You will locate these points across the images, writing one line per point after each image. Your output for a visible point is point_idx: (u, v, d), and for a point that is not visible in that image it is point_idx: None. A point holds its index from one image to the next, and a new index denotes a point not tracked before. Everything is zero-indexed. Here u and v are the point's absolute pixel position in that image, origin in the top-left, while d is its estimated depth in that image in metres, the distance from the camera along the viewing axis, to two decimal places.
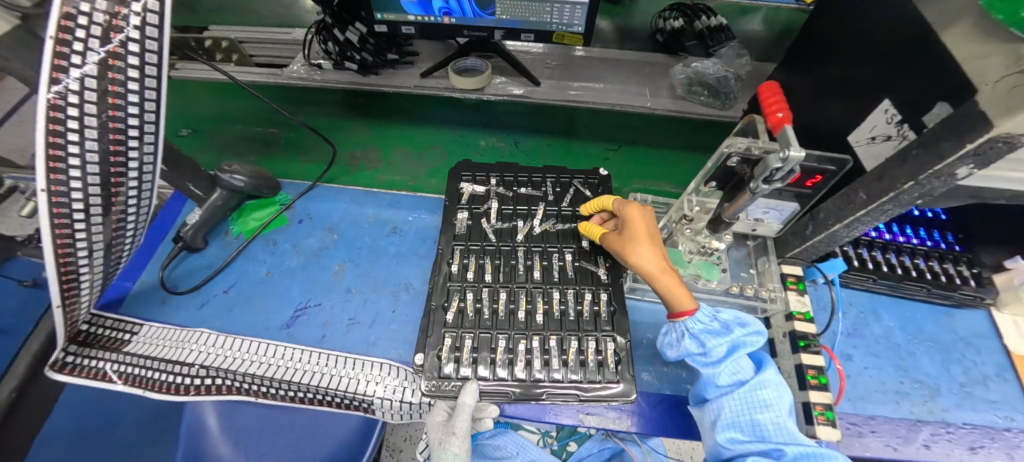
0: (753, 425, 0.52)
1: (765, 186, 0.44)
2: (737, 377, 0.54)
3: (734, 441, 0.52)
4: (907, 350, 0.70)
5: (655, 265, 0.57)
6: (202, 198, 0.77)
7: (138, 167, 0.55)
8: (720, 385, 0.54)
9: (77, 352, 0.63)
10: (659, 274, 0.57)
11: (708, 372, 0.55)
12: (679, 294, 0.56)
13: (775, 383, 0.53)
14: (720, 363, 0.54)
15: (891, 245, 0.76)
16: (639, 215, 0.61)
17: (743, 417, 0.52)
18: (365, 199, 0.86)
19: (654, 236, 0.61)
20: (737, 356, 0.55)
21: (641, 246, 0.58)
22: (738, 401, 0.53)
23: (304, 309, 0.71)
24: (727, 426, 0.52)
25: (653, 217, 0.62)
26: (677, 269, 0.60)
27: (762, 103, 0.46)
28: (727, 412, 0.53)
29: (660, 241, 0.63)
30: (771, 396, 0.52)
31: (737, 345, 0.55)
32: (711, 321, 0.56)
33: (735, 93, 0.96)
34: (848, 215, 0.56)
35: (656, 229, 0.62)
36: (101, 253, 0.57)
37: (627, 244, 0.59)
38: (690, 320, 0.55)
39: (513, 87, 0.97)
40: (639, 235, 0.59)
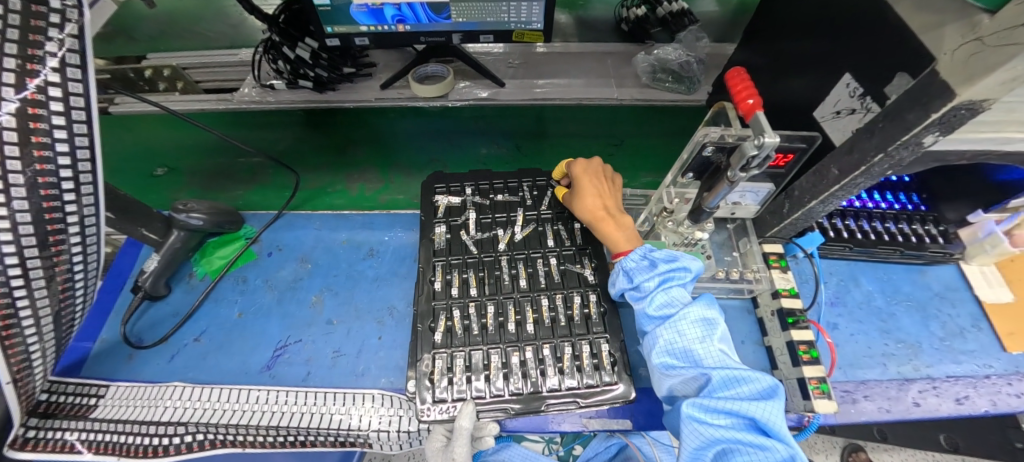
0: (684, 351, 0.52)
1: (742, 174, 0.44)
2: (669, 308, 0.55)
3: (669, 368, 0.52)
4: (888, 312, 0.72)
5: (592, 214, 0.64)
6: (159, 242, 0.71)
7: (79, 221, 0.49)
8: (652, 316, 0.55)
9: (39, 425, 0.59)
10: (596, 221, 0.63)
11: (641, 305, 0.56)
12: (612, 238, 0.61)
13: (701, 313, 0.53)
14: (652, 295, 0.55)
15: (862, 212, 0.78)
16: (587, 170, 0.68)
17: (676, 344, 0.53)
18: (337, 222, 0.82)
19: (602, 187, 0.66)
20: (669, 287, 0.55)
21: (581, 198, 0.65)
22: (670, 330, 0.53)
23: (285, 347, 0.67)
24: (662, 354, 0.53)
25: (602, 169, 0.69)
26: (621, 215, 0.65)
27: (731, 90, 0.45)
28: (660, 341, 0.54)
29: (613, 193, 0.68)
30: (698, 324, 0.52)
31: (668, 277, 0.56)
32: (641, 259, 0.58)
33: (699, 76, 0.96)
34: (822, 191, 0.56)
35: (606, 181, 0.67)
36: (50, 321, 0.52)
37: (573, 198, 0.67)
38: (623, 259, 0.59)
39: (477, 90, 0.95)
40: (581, 188, 0.66)
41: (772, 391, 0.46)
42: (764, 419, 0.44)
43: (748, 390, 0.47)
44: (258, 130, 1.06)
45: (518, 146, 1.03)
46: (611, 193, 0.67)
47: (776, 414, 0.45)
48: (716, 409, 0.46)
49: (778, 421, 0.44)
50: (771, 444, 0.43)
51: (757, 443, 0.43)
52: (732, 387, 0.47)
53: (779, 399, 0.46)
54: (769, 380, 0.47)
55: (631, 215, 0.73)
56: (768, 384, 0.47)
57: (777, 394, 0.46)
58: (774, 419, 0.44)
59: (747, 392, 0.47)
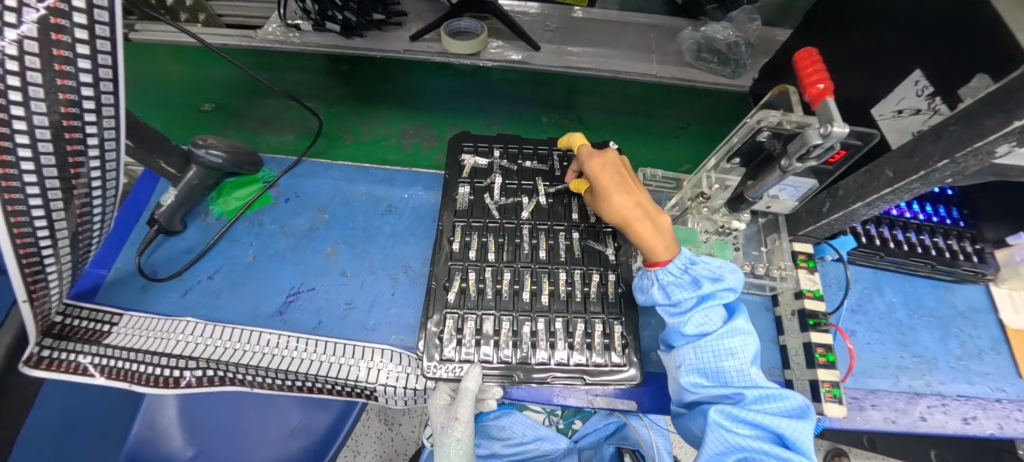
0: (716, 370, 0.52)
1: (799, 164, 0.41)
2: (705, 327, 0.53)
3: (696, 386, 0.52)
4: (908, 325, 0.70)
5: (624, 215, 0.57)
6: (177, 177, 0.70)
7: (99, 145, 0.48)
8: (687, 334, 0.53)
9: (53, 346, 0.59)
10: (629, 224, 0.56)
11: (677, 322, 0.54)
12: (650, 245, 0.55)
13: (742, 332, 0.52)
14: (689, 314, 0.53)
15: (899, 221, 0.75)
16: (604, 164, 0.61)
17: (707, 364, 0.52)
18: (356, 175, 0.80)
19: (630, 183, 0.59)
20: (707, 307, 0.53)
21: (610, 198, 0.58)
22: (704, 349, 0.52)
23: (297, 293, 0.67)
24: (690, 372, 0.53)
25: (618, 162, 0.62)
26: (658, 214, 0.57)
27: (798, 72, 0.41)
28: (691, 359, 0.53)
29: (640, 188, 0.60)
30: (737, 344, 0.51)
31: (709, 296, 0.53)
32: (681, 273, 0.54)
33: (745, 60, 0.91)
34: (870, 193, 0.53)
35: (632, 176, 0.60)
36: (67, 245, 0.52)
37: (599, 201, 0.60)
38: (660, 271, 0.54)
39: (510, 52, 0.91)
40: (607, 187, 0.59)
41: (802, 411, 0.48)
42: (791, 436, 0.47)
43: (779, 408, 0.49)
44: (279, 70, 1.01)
45: (579, 117, 1.01)
46: (640, 189, 0.60)
47: (805, 433, 0.47)
48: (744, 420, 0.49)
49: (805, 439, 0.47)
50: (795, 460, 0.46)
51: (779, 455, 0.47)
52: (761, 403, 0.50)
53: (810, 420, 0.48)
54: (801, 400, 0.49)
55: (660, 198, 0.70)
56: (800, 405, 0.48)
57: (807, 414, 0.48)
58: (801, 438, 0.47)
59: (776, 409, 0.49)
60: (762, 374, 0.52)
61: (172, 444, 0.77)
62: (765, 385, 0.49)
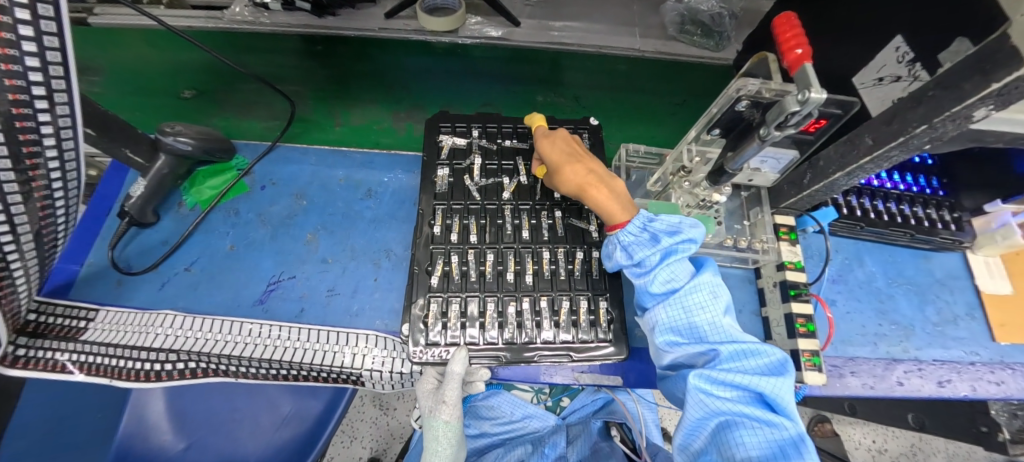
0: (688, 328, 0.52)
1: (777, 132, 0.41)
2: (672, 282, 0.53)
3: (672, 345, 0.52)
4: (887, 294, 0.72)
5: (578, 184, 0.57)
6: (146, 167, 0.68)
7: (55, 133, 0.46)
8: (654, 293, 0.54)
9: (29, 344, 0.58)
10: (585, 192, 0.57)
11: (643, 281, 0.54)
12: (607, 208, 0.56)
13: (710, 285, 0.52)
14: (654, 271, 0.53)
15: (880, 191, 0.75)
16: (552, 140, 0.60)
17: (678, 321, 0.52)
18: (334, 159, 0.78)
19: (579, 151, 0.60)
20: (671, 262, 0.53)
21: (560, 168, 0.58)
22: (674, 306, 0.52)
23: (278, 282, 0.66)
24: (665, 331, 0.53)
25: (567, 136, 0.62)
26: (610, 178, 0.58)
27: (778, 39, 0.40)
28: (663, 318, 0.53)
29: (591, 155, 0.61)
30: (706, 297, 0.52)
31: (672, 251, 0.54)
32: (641, 232, 0.55)
33: (729, 32, 0.90)
34: (850, 163, 0.53)
35: (580, 144, 0.61)
36: (31, 241, 0.50)
37: (550, 172, 0.60)
38: (622, 233, 0.55)
39: (490, 29, 0.88)
40: (558, 157, 0.59)
41: (782, 366, 0.47)
42: (772, 395, 0.45)
43: (757, 365, 0.48)
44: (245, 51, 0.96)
45: (576, 97, 0.98)
46: (589, 155, 0.61)
47: (785, 389, 0.45)
48: (721, 380, 0.48)
49: (787, 397, 0.45)
50: (778, 421, 0.44)
51: (762, 417, 0.45)
52: (739, 361, 0.49)
53: (790, 375, 0.46)
54: (779, 355, 0.47)
55: (643, 174, 0.70)
56: (779, 360, 0.47)
57: (788, 369, 0.47)
58: (782, 395, 0.45)
59: (755, 366, 0.48)
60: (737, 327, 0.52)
61: (163, 437, 0.77)
62: (739, 340, 0.49)
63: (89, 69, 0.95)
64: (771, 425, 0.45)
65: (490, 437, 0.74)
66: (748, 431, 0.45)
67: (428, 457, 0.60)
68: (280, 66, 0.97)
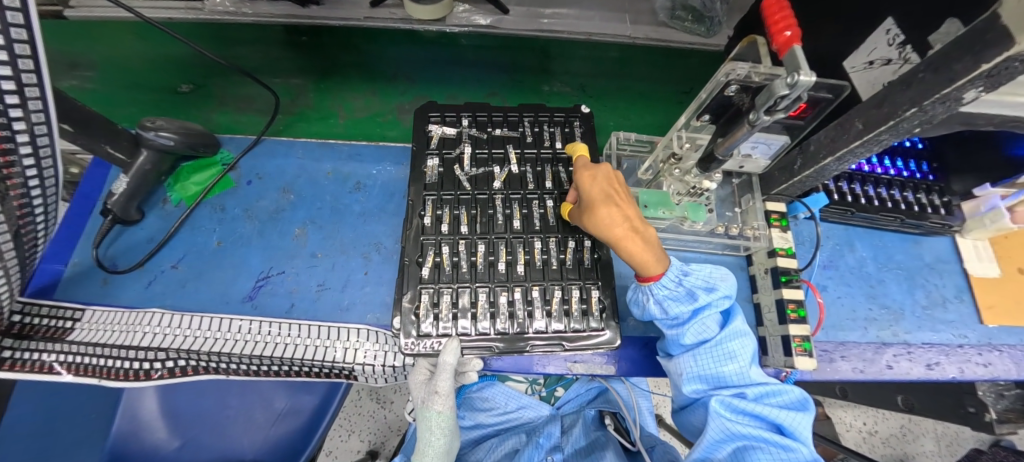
0: (715, 376, 0.53)
1: (767, 117, 0.40)
2: (704, 334, 0.53)
3: (697, 391, 0.54)
4: (877, 278, 0.72)
5: (615, 235, 0.52)
6: (128, 163, 0.66)
7: (29, 130, 0.45)
8: (686, 344, 0.54)
9: (14, 346, 0.57)
10: (619, 243, 0.52)
11: (675, 334, 0.54)
12: (643, 262, 0.53)
13: (741, 336, 0.53)
14: (687, 326, 0.53)
15: (870, 176, 0.75)
16: (594, 177, 0.56)
17: (708, 370, 0.53)
18: (322, 152, 0.76)
19: (619, 196, 0.54)
20: (704, 317, 0.53)
21: (597, 214, 0.53)
22: (704, 356, 0.53)
23: (267, 278, 0.65)
24: (692, 380, 0.54)
25: (610, 174, 0.56)
26: (647, 227, 0.54)
27: (767, 21, 0.40)
28: (692, 367, 0.53)
29: (629, 198, 0.56)
30: (736, 347, 0.52)
31: (707, 306, 0.53)
32: (676, 286, 0.54)
33: (721, 17, 0.89)
34: (841, 147, 0.52)
35: (621, 185, 0.55)
36: (10, 243, 0.49)
37: (584, 217, 0.55)
38: (655, 286, 0.54)
39: (478, 16, 0.87)
40: (597, 205, 0.53)
41: (801, 403, 0.52)
42: (790, 424, 0.50)
43: (777, 401, 0.52)
44: (228, 44, 0.95)
45: (582, 87, 0.98)
46: (628, 199, 0.56)
47: (804, 423, 0.51)
48: (744, 410, 0.51)
49: (802, 428, 0.51)
50: (794, 446, 0.49)
51: (779, 443, 0.50)
52: (761, 396, 0.53)
53: (807, 410, 0.51)
54: (799, 393, 0.52)
55: (634, 162, 0.69)
56: (798, 397, 0.52)
57: (804, 405, 0.52)
58: (799, 426, 0.50)
59: (775, 401, 0.52)
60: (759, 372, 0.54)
61: (157, 436, 0.77)
62: (764, 381, 0.52)
63: (79, 65, 0.92)
64: (786, 449, 0.50)
65: (485, 429, 0.74)
66: (765, 453, 0.49)
67: (422, 447, 0.60)
68: (278, 59, 0.94)
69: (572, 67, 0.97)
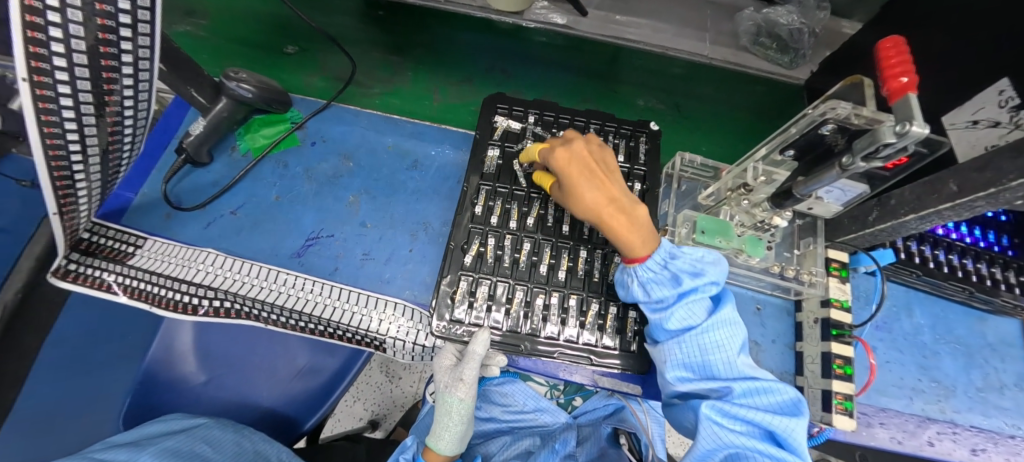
0: (701, 365, 0.51)
1: (863, 163, 0.38)
2: (689, 321, 0.51)
3: (682, 379, 0.51)
4: (932, 349, 0.67)
5: (597, 213, 0.52)
6: (207, 107, 0.69)
7: (134, 63, 0.47)
8: (670, 329, 0.51)
9: (80, 261, 0.60)
10: (604, 223, 0.52)
11: (658, 319, 0.51)
12: (627, 242, 0.52)
13: (727, 323, 0.50)
14: (672, 309, 0.51)
15: (943, 241, 0.70)
16: (570, 158, 0.54)
17: (693, 358, 0.50)
18: (385, 126, 0.78)
19: (600, 173, 0.54)
20: (690, 301, 0.51)
21: (580, 197, 0.53)
22: (690, 344, 0.50)
23: (317, 238, 0.67)
24: (675, 367, 0.51)
25: (586, 154, 0.55)
26: (633, 205, 0.53)
27: (879, 62, 0.37)
28: (677, 354, 0.51)
29: (612, 175, 0.55)
30: (723, 337, 0.50)
31: (693, 291, 0.51)
32: (660, 269, 0.53)
33: (806, 50, 0.85)
34: (926, 206, 0.49)
35: (597, 166, 0.54)
36: (97, 163, 0.52)
37: (565, 195, 0.55)
38: (639, 268, 0.52)
39: (555, 15, 0.87)
40: (575, 181, 0.53)
41: (795, 405, 0.47)
42: (784, 434, 0.46)
43: (768, 402, 0.48)
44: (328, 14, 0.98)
45: (676, 104, 0.94)
46: (611, 177, 0.55)
47: (799, 430, 0.46)
48: (735, 416, 0.48)
49: (797, 436, 0.46)
50: (787, 459, 0.46)
51: (772, 454, 0.46)
52: (752, 397, 0.49)
53: (802, 415, 0.47)
54: (794, 395, 0.47)
55: (693, 186, 0.67)
56: (792, 399, 0.48)
57: (800, 408, 0.47)
58: (794, 436, 0.46)
59: (768, 403, 0.48)
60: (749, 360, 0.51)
61: (186, 368, 0.79)
62: (755, 379, 0.48)
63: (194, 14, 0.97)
64: (779, 461, 0.46)
65: (498, 423, 0.75)
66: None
67: (439, 430, 0.61)
68: (376, 36, 0.96)
69: (654, 84, 0.96)
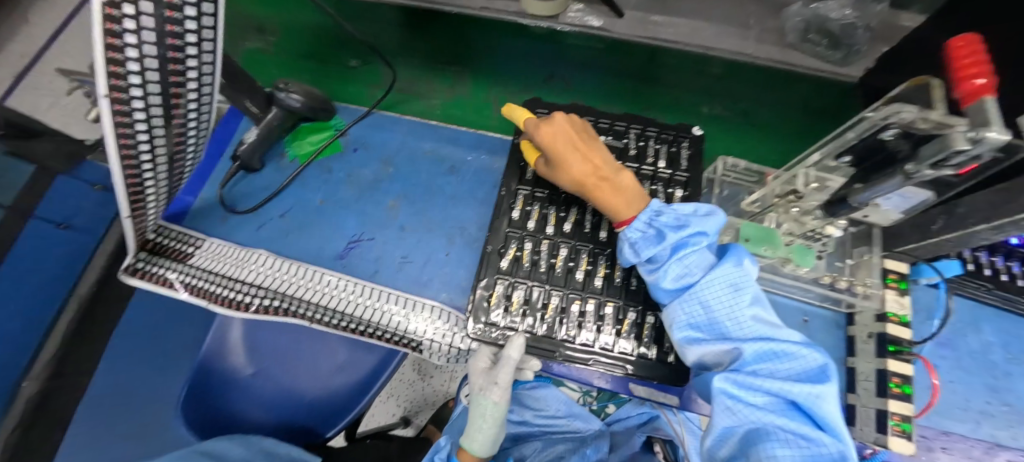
0: (710, 322, 0.50)
1: (929, 171, 0.36)
2: (687, 278, 0.51)
3: (692, 341, 0.50)
4: (1003, 370, 0.62)
5: (583, 184, 0.55)
6: (259, 117, 0.73)
7: (197, 77, 0.51)
8: (668, 290, 0.51)
9: (147, 260, 0.64)
10: (588, 190, 0.55)
11: (656, 278, 0.52)
12: (614, 206, 0.54)
13: (730, 278, 0.49)
14: (666, 267, 0.51)
15: (1019, 251, 0.64)
16: (552, 132, 0.56)
17: (699, 317, 0.50)
18: (423, 132, 0.80)
19: (582, 144, 0.56)
20: (684, 256, 0.51)
21: (563, 169, 0.55)
22: (689, 303, 0.50)
23: (358, 241, 0.70)
24: (683, 327, 0.51)
25: (567, 126, 0.57)
26: (617, 172, 0.55)
27: (952, 65, 0.35)
28: (680, 315, 0.51)
29: (595, 145, 0.57)
30: (725, 291, 0.49)
31: (682, 244, 0.51)
32: (646, 227, 0.53)
33: (861, 45, 0.81)
34: (1002, 216, 0.45)
35: (577, 137, 0.56)
36: (164, 168, 0.56)
37: (552, 168, 0.57)
38: (627, 230, 0.53)
39: (592, 18, 0.86)
40: (560, 153, 0.55)
41: (821, 373, 0.44)
42: (809, 403, 0.43)
43: (789, 370, 0.46)
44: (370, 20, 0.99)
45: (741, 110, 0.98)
46: (593, 147, 0.57)
47: (824, 399, 0.43)
48: (754, 387, 0.45)
49: (824, 407, 0.43)
50: (816, 435, 0.42)
51: (799, 429, 0.43)
52: (770, 363, 0.47)
53: (830, 383, 0.44)
54: (820, 360, 0.44)
55: (735, 190, 0.65)
56: (818, 366, 0.45)
57: (828, 376, 0.44)
58: (821, 407, 0.43)
59: (789, 371, 0.46)
60: (770, 322, 0.49)
61: (236, 362, 0.85)
62: (770, 339, 0.46)
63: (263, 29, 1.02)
64: (808, 437, 0.43)
65: (531, 427, 0.75)
66: (782, 445, 0.42)
67: (472, 432, 0.62)
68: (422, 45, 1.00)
69: (700, 86, 0.95)
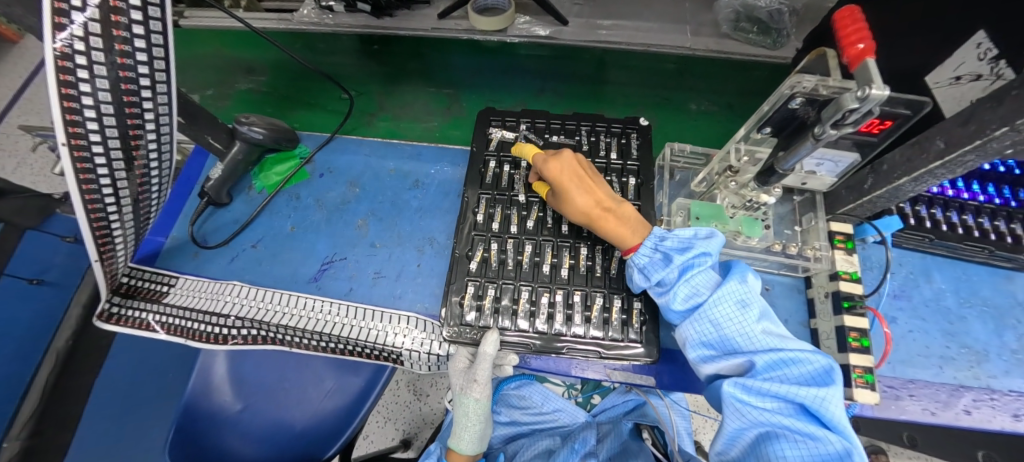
0: (722, 338, 0.50)
1: (834, 131, 0.39)
2: (695, 298, 0.52)
3: (707, 359, 0.50)
4: (957, 314, 0.65)
5: (588, 216, 0.56)
6: (224, 152, 0.75)
7: (155, 118, 0.52)
8: (678, 311, 0.52)
9: (121, 303, 0.65)
10: (595, 221, 0.56)
11: (664, 301, 0.53)
12: (619, 235, 0.55)
13: (737, 293, 0.49)
14: (674, 289, 0.52)
15: (954, 202, 0.68)
16: (560, 168, 0.56)
17: (711, 335, 0.50)
18: (386, 151, 0.83)
19: (586, 176, 0.57)
20: (691, 276, 0.52)
21: (571, 202, 0.56)
22: (700, 322, 0.50)
23: (331, 262, 0.71)
24: (697, 346, 0.51)
25: (572, 159, 0.58)
26: (619, 204, 0.57)
27: (837, 34, 0.38)
28: (692, 334, 0.51)
29: (597, 180, 0.59)
30: (734, 308, 0.49)
31: (689, 266, 0.53)
32: (653, 251, 0.55)
33: (789, 29, 0.87)
34: (918, 167, 0.48)
35: (583, 169, 0.57)
36: (130, 209, 0.57)
37: (559, 199, 0.58)
38: (635, 257, 0.55)
39: (538, 27, 0.91)
40: (564, 185, 0.56)
41: (827, 375, 0.44)
42: (816, 405, 0.42)
43: (799, 373, 0.45)
44: (326, 54, 1.03)
45: (728, 105, 0.94)
46: (596, 181, 0.59)
47: (832, 399, 0.42)
48: (763, 392, 0.45)
49: (833, 406, 0.42)
50: (823, 435, 0.41)
51: (807, 431, 0.42)
52: (780, 368, 0.46)
53: (836, 384, 0.43)
54: (823, 362, 0.44)
55: (687, 174, 0.69)
56: (823, 368, 0.44)
57: (833, 378, 0.43)
58: (829, 407, 0.42)
59: (797, 374, 0.45)
60: (778, 333, 0.49)
61: (223, 399, 0.84)
62: (779, 349, 0.46)
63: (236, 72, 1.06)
64: (816, 439, 0.42)
65: (519, 426, 0.76)
66: (790, 445, 0.43)
67: (459, 431, 0.63)
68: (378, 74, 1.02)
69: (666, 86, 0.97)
